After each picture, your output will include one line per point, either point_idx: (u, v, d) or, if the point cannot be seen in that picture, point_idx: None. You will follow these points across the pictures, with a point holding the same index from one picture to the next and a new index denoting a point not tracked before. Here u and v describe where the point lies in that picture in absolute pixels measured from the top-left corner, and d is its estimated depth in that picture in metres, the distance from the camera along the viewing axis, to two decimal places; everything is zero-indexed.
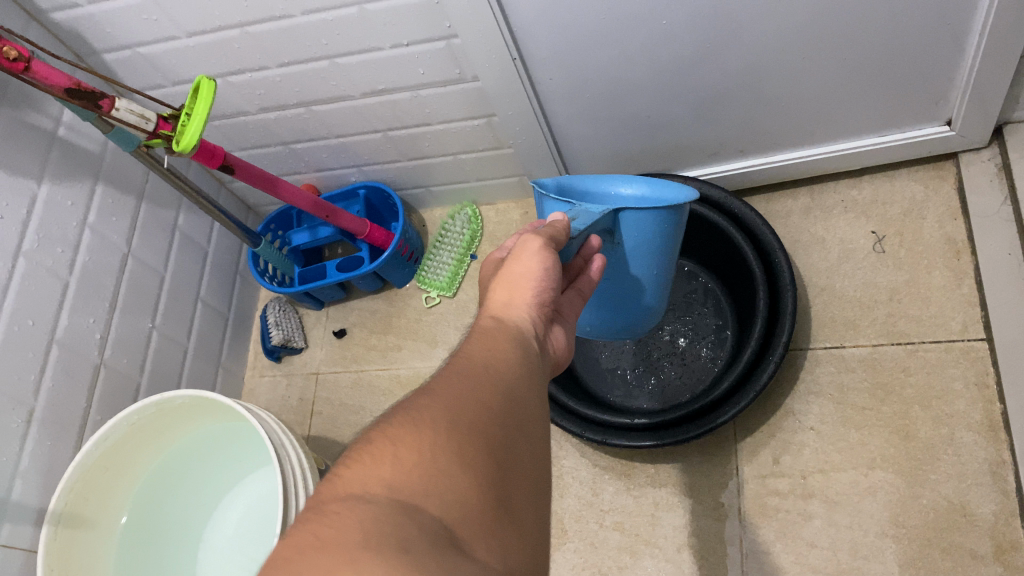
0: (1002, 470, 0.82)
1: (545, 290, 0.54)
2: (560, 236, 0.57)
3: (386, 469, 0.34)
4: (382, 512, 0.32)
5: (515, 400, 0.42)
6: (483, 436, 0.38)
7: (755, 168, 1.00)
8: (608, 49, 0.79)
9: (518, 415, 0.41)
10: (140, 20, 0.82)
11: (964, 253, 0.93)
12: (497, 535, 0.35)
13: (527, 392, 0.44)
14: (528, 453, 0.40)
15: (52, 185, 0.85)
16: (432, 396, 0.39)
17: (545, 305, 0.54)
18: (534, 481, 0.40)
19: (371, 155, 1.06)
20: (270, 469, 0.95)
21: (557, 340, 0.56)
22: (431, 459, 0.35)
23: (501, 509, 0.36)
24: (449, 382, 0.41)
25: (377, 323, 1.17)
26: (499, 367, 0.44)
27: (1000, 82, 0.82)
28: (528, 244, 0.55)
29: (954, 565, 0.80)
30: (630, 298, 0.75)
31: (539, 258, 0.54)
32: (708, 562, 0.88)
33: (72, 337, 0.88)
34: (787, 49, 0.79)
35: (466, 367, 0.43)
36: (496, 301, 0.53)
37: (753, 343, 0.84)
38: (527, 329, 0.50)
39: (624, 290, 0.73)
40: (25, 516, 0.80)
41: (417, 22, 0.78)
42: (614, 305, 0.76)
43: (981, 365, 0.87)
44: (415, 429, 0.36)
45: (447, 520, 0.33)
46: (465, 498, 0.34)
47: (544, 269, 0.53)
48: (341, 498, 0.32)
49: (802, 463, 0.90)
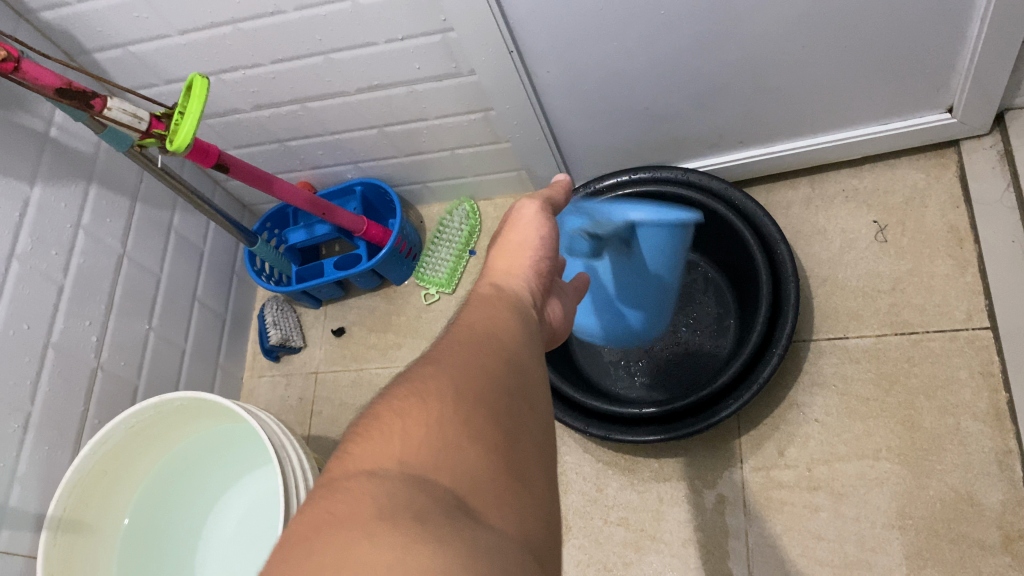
0: (1009, 459, 0.81)
1: (542, 258, 0.54)
2: (551, 204, 0.59)
3: (396, 445, 0.33)
4: (395, 486, 0.31)
5: (521, 372, 0.41)
6: (491, 407, 0.37)
7: (755, 158, 0.99)
8: (605, 40, 0.78)
9: (525, 386, 0.40)
10: (130, 19, 0.81)
11: (967, 241, 0.93)
12: (514, 503, 0.33)
13: (532, 366, 0.43)
14: (537, 426, 0.39)
15: (45, 188, 0.84)
16: (437, 369, 0.38)
17: (543, 273, 0.54)
18: (548, 453, 0.38)
19: (368, 151, 1.05)
20: (270, 469, 0.94)
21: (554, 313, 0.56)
22: (441, 431, 0.34)
23: (516, 476, 0.35)
24: (453, 354, 0.40)
25: (376, 321, 1.16)
26: (502, 337, 0.43)
27: (1002, 68, 0.81)
28: (523, 211, 0.56)
29: (963, 556, 0.79)
30: (631, 300, 0.92)
31: (537, 224, 0.55)
32: (713, 556, 0.87)
33: (68, 341, 0.87)
34: (788, 39, 0.78)
35: (469, 339, 0.42)
36: (496, 269, 0.53)
37: (759, 329, 0.83)
38: (529, 293, 0.50)
39: (624, 290, 0.91)
40: (25, 522, 0.79)
41: (411, 16, 0.77)
42: (617, 299, 0.91)
43: (986, 354, 0.87)
44: (421, 403, 0.35)
45: (459, 491, 0.32)
46: (477, 468, 0.33)
47: (542, 238, 0.55)
48: (353, 475, 0.31)
49: (807, 455, 0.89)
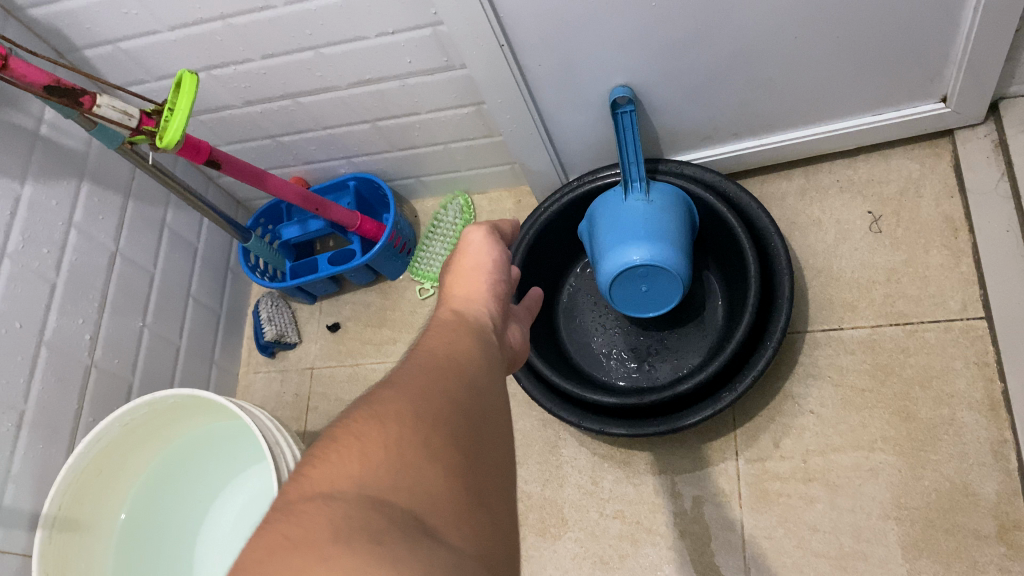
0: (1004, 449, 0.81)
1: (497, 279, 0.59)
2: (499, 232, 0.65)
3: (355, 467, 0.33)
4: (353, 509, 0.31)
5: (480, 394, 0.42)
6: (449, 428, 0.37)
7: (748, 150, 0.98)
8: (596, 34, 0.78)
9: (485, 409, 0.41)
10: (120, 15, 0.80)
11: (962, 231, 0.92)
12: (470, 522, 0.34)
13: (492, 389, 0.43)
14: (497, 447, 0.40)
15: (36, 185, 0.84)
16: (396, 390, 0.39)
17: (499, 291, 0.59)
18: (507, 473, 0.39)
19: (361, 146, 1.05)
20: (265, 467, 0.94)
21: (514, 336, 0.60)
22: (399, 453, 0.34)
23: (474, 496, 0.35)
24: (413, 377, 0.41)
25: (371, 316, 1.16)
26: (461, 361, 0.44)
27: (996, 57, 0.81)
28: (473, 238, 0.61)
29: (958, 546, 0.80)
30: (646, 237, 0.85)
31: (487, 249, 0.60)
32: (710, 548, 0.87)
33: (60, 339, 0.86)
34: (780, 30, 0.77)
35: (430, 363, 0.43)
36: (457, 289, 0.57)
37: (750, 312, 0.83)
38: (491, 316, 0.54)
39: (642, 223, 0.86)
40: (19, 521, 0.79)
41: (402, 9, 0.77)
42: (630, 234, 0.86)
43: (981, 344, 0.86)
44: (380, 425, 0.36)
45: (417, 511, 0.32)
46: (435, 489, 0.34)
47: (494, 260, 0.60)
48: (309, 498, 0.32)
49: (803, 447, 0.89)
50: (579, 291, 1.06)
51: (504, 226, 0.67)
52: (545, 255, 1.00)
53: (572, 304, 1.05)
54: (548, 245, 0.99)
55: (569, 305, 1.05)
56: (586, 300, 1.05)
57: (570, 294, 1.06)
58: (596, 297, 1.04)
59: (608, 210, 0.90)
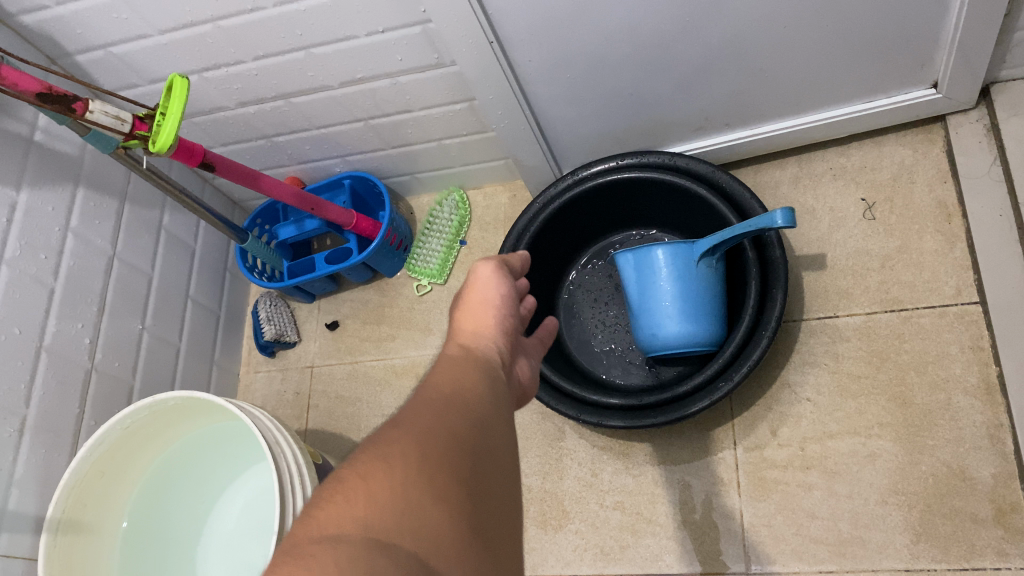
0: (1000, 433, 0.82)
1: (504, 310, 0.60)
2: (506, 266, 0.66)
3: (360, 509, 0.34)
4: (356, 554, 0.32)
5: (486, 427, 0.43)
6: (454, 464, 0.38)
7: (741, 141, 0.99)
8: (584, 28, 0.78)
9: (488, 441, 0.42)
10: (110, 20, 0.80)
11: (956, 217, 0.93)
12: (473, 561, 0.35)
13: (498, 422, 0.44)
14: (500, 480, 0.41)
15: (32, 192, 0.84)
16: (403, 428, 0.40)
17: (507, 322, 0.60)
18: (508, 509, 0.40)
19: (355, 144, 1.05)
20: (266, 467, 0.96)
21: (522, 369, 0.61)
22: (405, 493, 0.35)
23: (477, 535, 0.36)
24: (418, 415, 0.41)
25: (370, 313, 1.16)
26: (468, 395, 0.45)
27: (985, 41, 0.81)
28: (481, 271, 0.63)
29: (956, 530, 0.80)
30: (704, 318, 0.87)
31: (494, 282, 0.62)
32: (710, 537, 0.88)
33: (60, 344, 0.87)
34: (768, 21, 0.78)
35: (436, 398, 0.43)
36: (465, 322, 0.58)
37: (749, 313, 0.84)
38: (501, 346, 0.56)
39: (708, 305, 0.87)
40: (25, 525, 0.80)
41: (391, 8, 0.77)
42: (696, 313, 0.86)
43: (976, 328, 0.87)
44: (386, 463, 0.36)
45: (422, 553, 0.33)
46: (439, 529, 0.35)
47: (502, 292, 0.61)
48: (315, 542, 0.32)
49: (800, 434, 0.89)
50: (578, 287, 1.06)
51: (514, 260, 0.68)
52: (543, 255, 1.00)
53: (572, 301, 1.05)
54: (548, 246, 0.99)
55: (569, 302, 1.06)
56: (586, 296, 1.05)
57: (569, 291, 1.06)
58: (596, 294, 1.05)
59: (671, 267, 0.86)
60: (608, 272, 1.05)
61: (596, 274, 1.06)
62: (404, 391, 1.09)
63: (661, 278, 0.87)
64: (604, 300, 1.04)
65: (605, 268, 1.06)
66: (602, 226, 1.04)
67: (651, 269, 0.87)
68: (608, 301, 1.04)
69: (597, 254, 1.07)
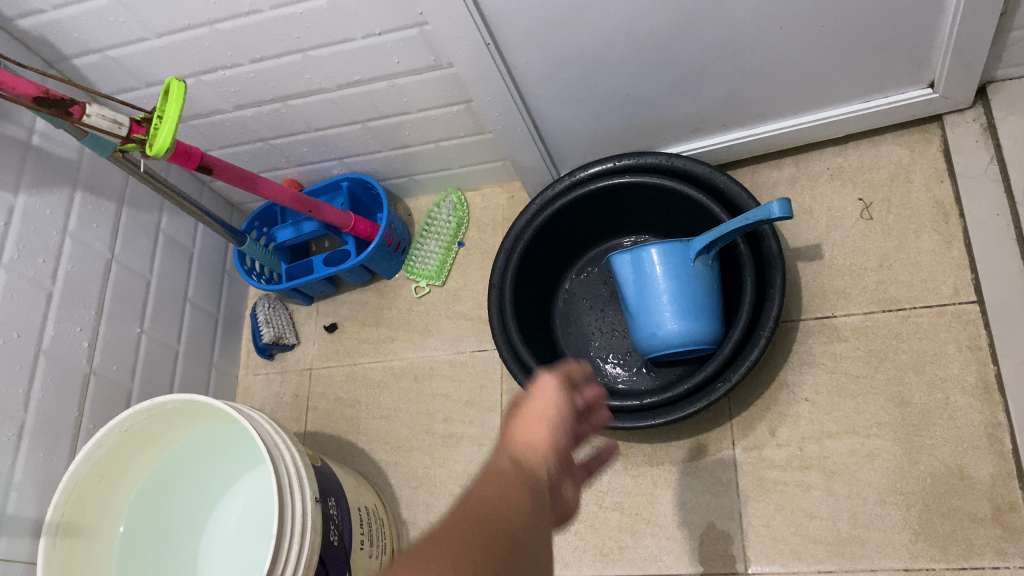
0: (998, 433, 0.82)
1: (560, 427, 0.54)
2: (571, 375, 0.60)
3: None
4: None
5: (524, 552, 0.40)
6: None
7: (738, 141, 0.99)
8: (582, 29, 0.78)
9: (524, 570, 0.39)
10: (107, 23, 0.80)
11: (953, 216, 0.93)
12: None
13: (536, 542, 0.41)
14: None
15: (30, 196, 0.85)
16: (438, 545, 0.37)
17: (563, 442, 0.54)
18: None
19: (352, 146, 1.05)
20: (264, 470, 0.97)
21: (566, 496, 0.54)
22: None
23: None
24: (455, 533, 0.38)
25: (368, 315, 1.16)
26: (510, 517, 0.41)
27: (982, 41, 0.81)
28: (545, 382, 0.57)
29: (954, 529, 0.80)
30: (702, 319, 0.87)
31: (556, 395, 0.56)
32: (709, 538, 0.88)
33: (59, 347, 0.87)
34: (764, 21, 0.78)
35: (476, 513, 0.41)
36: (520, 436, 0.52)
37: (747, 306, 0.84)
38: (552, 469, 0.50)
39: (705, 303, 0.87)
40: (24, 528, 0.80)
41: (387, 10, 0.77)
42: (696, 311, 0.86)
43: (973, 328, 0.87)
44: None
45: None
46: None
47: (562, 407, 0.55)
48: None
49: (798, 434, 0.89)
50: (575, 295, 1.06)
51: (580, 371, 0.62)
52: (540, 259, 1.00)
53: (569, 309, 1.05)
54: (546, 249, 0.99)
55: (567, 311, 1.05)
56: (582, 303, 1.05)
57: (566, 299, 1.06)
58: (593, 301, 1.05)
59: (669, 266, 0.87)
60: (604, 279, 1.05)
61: (591, 282, 1.06)
62: (403, 393, 1.09)
63: (661, 277, 0.87)
64: (601, 307, 1.04)
65: (600, 275, 1.05)
66: (598, 232, 1.04)
67: (649, 269, 0.87)
68: (605, 307, 1.03)
69: (593, 261, 1.07)
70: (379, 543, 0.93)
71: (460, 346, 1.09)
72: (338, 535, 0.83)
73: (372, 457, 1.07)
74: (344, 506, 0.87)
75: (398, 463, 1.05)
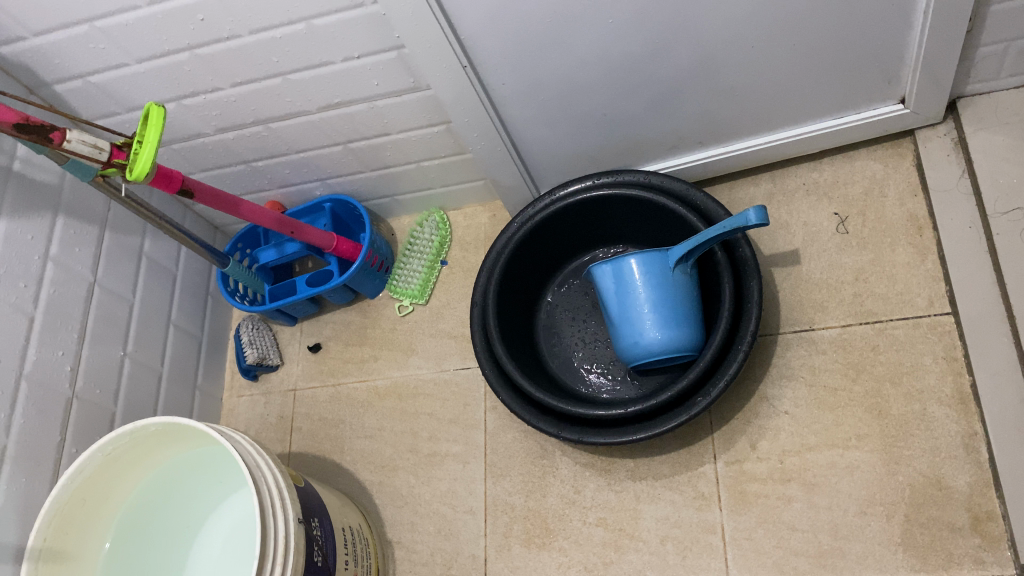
0: (975, 442, 0.83)
1: None
2: None
3: None
4: None
5: None
6: None
7: (716, 158, 1.00)
8: (556, 51, 0.79)
9: None
10: (89, 51, 0.81)
11: (927, 229, 0.94)
12: None
13: None
14: None
15: (11, 221, 0.85)
16: None
17: None
18: None
19: (334, 168, 1.06)
20: (248, 491, 0.97)
21: None
22: None
23: None
24: None
25: (352, 335, 1.17)
26: None
27: (949, 59, 0.83)
28: None
29: (933, 539, 0.81)
30: (684, 327, 0.87)
31: None
32: (693, 552, 0.89)
33: (41, 372, 0.87)
34: (736, 40, 0.79)
35: None
36: None
37: (726, 314, 0.85)
38: None
39: (686, 311, 0.88)
40: (6, 554, 0.79)
41: (366, 33, 0.78)
42: (677, 318, 0.87)
43: (949, 339, 0.88)
44: None
45: None
46: None
47: None
48: None
49: (779, 447, 0.90)
50: (557, 307, 1.06)
51: None
52: (522, 274, 1.01)
53: (551, 322, 1.06)
54: (526, 264, 1.00)
55: (549, 322, 1.06)
56: (564, 316, 1.06)
57: (548, 312, 1.07)
58: (575, 312, 1.05)
59: (650, 275, 0.88)
60: (586, 290, 1.06)
61: (572, 293, 1.06)
62: (387, 412, 1.09)
63: (642, 285, 0.88)
64: (583, 318, 1.04)
65: (581, 286, 1.06)
66: (577, 245, 1.05)
67: (629, 279, 0.88)
68: (587, 318, 1.04)
69: (574, 273, 1.08)
70: (365, 562, 0.93)
71: (443, 365, 1.09)
72: (322, 555, 0.83)
73: (357, 477, 1.07)
74: (329, 526, 0.87)
75: (383, 482, 1.05)
